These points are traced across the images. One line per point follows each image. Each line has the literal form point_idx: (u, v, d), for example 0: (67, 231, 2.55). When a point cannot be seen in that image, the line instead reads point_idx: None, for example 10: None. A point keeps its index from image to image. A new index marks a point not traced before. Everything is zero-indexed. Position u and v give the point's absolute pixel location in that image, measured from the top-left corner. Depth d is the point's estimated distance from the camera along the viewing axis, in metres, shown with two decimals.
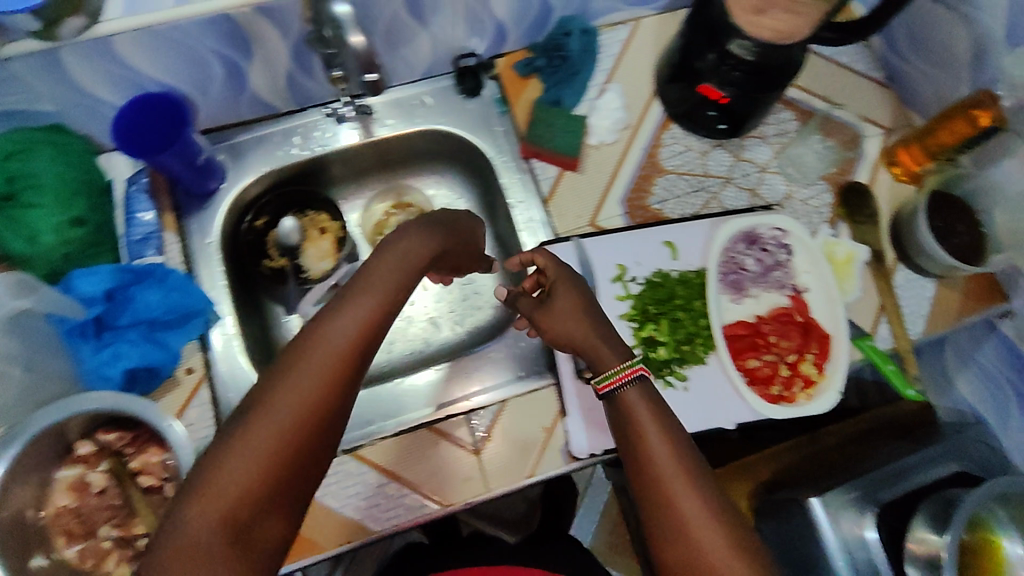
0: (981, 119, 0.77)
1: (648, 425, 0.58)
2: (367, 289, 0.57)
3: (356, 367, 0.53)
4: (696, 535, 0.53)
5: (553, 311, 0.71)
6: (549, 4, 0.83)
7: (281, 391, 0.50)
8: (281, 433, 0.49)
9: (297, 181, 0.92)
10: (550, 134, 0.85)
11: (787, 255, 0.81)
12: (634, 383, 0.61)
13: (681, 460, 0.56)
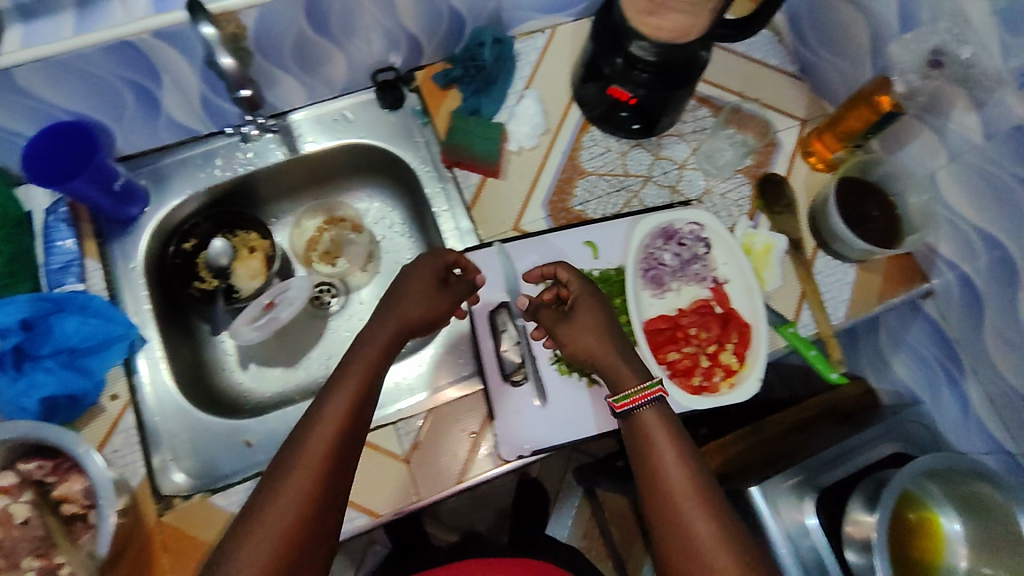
0: (881, 104, 0.79)
1: (661, 445, 0.62)
2: (341, 387, 0.62)
3: (349, 443, 0.60)
4: (707, 554, 0.56)
5: (573, 323, 0.72)
6: (460, 16, 0.84)
7: (288, 472, 0.56)
8: (277, 532, 0.54)
9: (227, 202, 0.92)
10: (468, 142, 0.87)
11: (705, 248, 0.83)
12: (652, 404, 0.64)
13: (691, 481, 0.60)
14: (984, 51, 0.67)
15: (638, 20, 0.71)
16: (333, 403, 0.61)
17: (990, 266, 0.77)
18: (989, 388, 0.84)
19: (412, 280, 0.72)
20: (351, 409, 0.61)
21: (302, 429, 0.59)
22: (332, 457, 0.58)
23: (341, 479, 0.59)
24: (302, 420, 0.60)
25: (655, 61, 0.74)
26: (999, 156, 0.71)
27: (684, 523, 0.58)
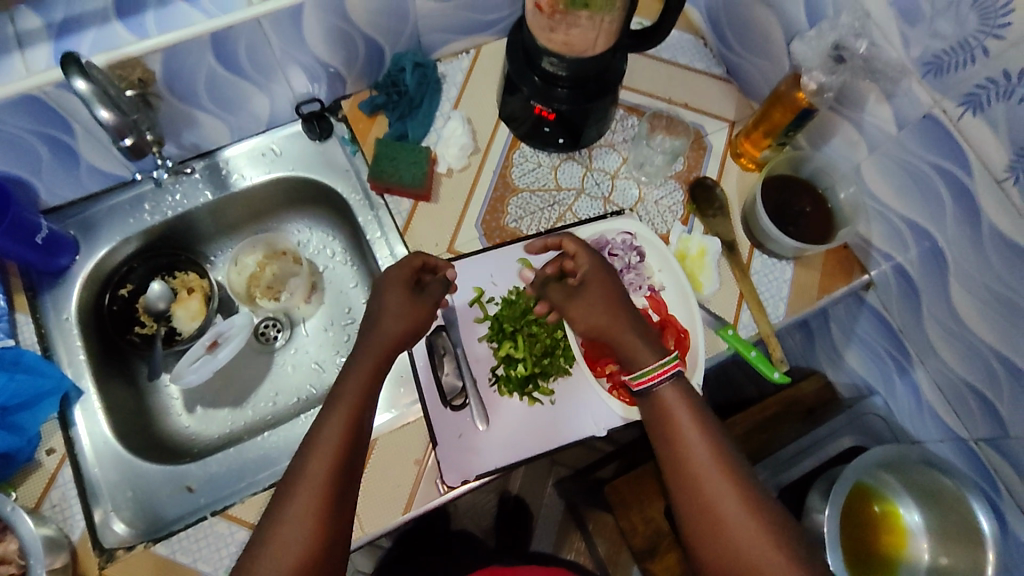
0: (798, 101, 0.78)
1: (682, 418, 0.62)
2: (334, 415, 0.61)
3: (345, 475, 0.59)
4: (734, 536, 0.56)
5: (585, 296, 0.70)
6: (378, 44, 0.85)
7: (288, 515, 0.56)
8: (287, 571, 0.54)
9: (162, 245, 0.92)
10: (394, 169, 0.85)
11: (638, 257, 0.82)
12: (672, 381, 0.64)
13: (714, 452, 0.60)
14: (886, 42, 0.68)
15: (545, 38, 0.72)
16: (327, 431, 0.60)
17: (921, 255, 0.78)
18: (936, 376, 0.83)
19: (386, 294, 0.69)
20: (345, 436, 0.60)
21: (300, 462, 0.59)
22: (331, 487, 0.58)
23: (344, 507, 0.59)
24: (301, 451, 0.60)
25: (569, 76, 0.74)
26: (914, 145, 0.71)
27: (709, 493, 0.58)
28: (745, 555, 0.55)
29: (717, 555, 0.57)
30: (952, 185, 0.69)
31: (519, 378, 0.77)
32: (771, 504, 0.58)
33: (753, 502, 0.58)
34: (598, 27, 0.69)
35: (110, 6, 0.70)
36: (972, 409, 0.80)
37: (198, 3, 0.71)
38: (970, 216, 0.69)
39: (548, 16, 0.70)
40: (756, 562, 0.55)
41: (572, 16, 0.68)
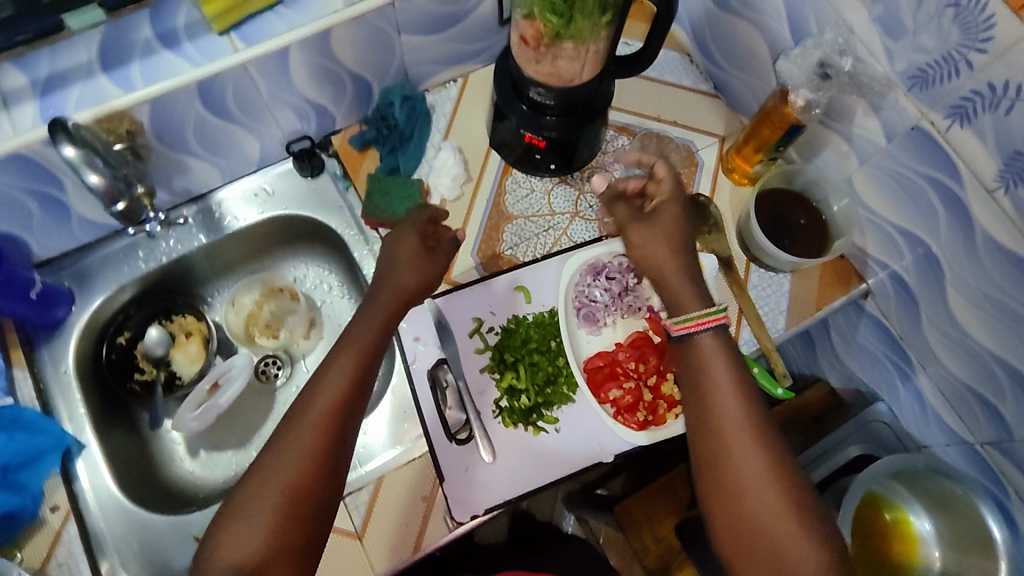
0: (784, 117, 0.78)
1: (717, 376, 0.62)
2: (341, 361, 0.64)
3: (345, 417, 0.61)
4: (748, 490, 0.57)
5: (651, 227, 0.73)
6: (365, 80, 0.85)
7: (283, 446, 0.59)
8: (277, 499, 0.57)
9: (158, 290, 0.91)
10: (387, 204, 0.85)
11: (635, 279, 0.81)
12: (712, 330, 0.64)
13: (746, 412, 0.60)
14: (870, 58, 0.68)
15: (531, 69, 0.73)
16: (332, 377, 0.63)
17: (917, 263, 0.78)
18: (939, 381, 0.83)
19: (400, 248, 0.73)
20: (343, 395, 0.62)
21: (301, 406, 0.61)
22: (325, 440, 0.59)
23: (336, 465, 0.60)
24: (295, 405, 0.62)
25: (556, 105, 0.75)
26: (904, 157, 0.72)
27: (731, 453, 0.59)
28: (760, 515, 0.56)
29: (731, 514, 0.57)
30: (943, 195, 0.69)
31: (523, 409, 0.76)
32: (793, 470, 0.58)
33: (775, 466, 0.58)
34: (584, 57, 0.69)
35: (94, 60, 0.69)
36: (976, 414, 0.80)
37: (183, 51, 0.71)
38: (963, 224, 0.69)
39: (535, 50, 0.70)
40: (767, 522, 0.56)
41: (557, 49, 0.68)
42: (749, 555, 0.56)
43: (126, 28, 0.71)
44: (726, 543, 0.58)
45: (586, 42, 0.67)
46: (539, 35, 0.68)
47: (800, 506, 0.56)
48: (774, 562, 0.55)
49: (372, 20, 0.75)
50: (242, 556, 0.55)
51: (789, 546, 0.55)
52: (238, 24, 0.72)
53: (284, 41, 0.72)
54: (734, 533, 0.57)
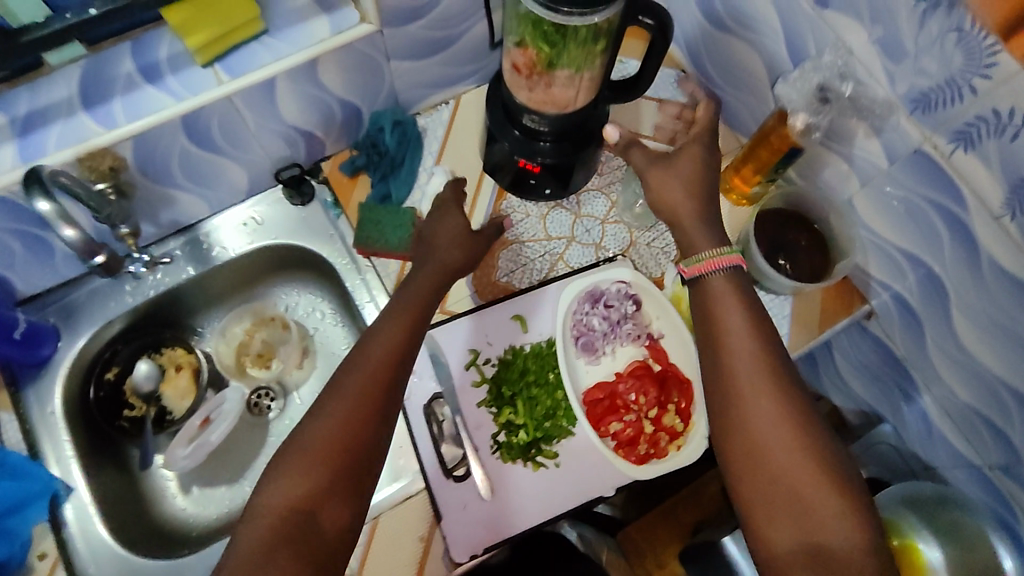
0: (782, 142, 0.77)
1: (729, 320, 0.60)
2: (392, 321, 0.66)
3: (397, 371, 0.63)
4: (764, 429, 0.55)
5: (674, 166, 0.69)
6: (355, 106, 0.83)
7: (336, 392, 0.60)
8: (331, 440, 0.57)
9: (147, 324, 0.89)
10: (379, 233, 0.84)
11: (634, 306, 0.80)
12: (724, 270, 0.62)
13: (759, 353, 0.58)
14: (871, 80, 0.67)
15: (524, 95, 0.71)
16: (382, 336, 0.64)
17: (920, 284, 0.76)
18: (945, 403, 0.82)
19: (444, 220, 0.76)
20: (390, 354, 0.63)
21: (353, 357, 0.63)
22: (376, 389, 0.60)
23: (380, 418, 0.60)
24: (340, 367, 0.62)
25: (551, 132, 0.73)
26: (906, 179, 0.70)
27: (744, 392, 0.57)
28: (775, 455, 0.54)
29: (746, 454, 0.56)
30: (947, 219, 0.68)
31: (522, 444, 0.75)
32: (810, 412, 0.56)
33: (792, 406, 0.56)
34: (578, 84, 0.68)
35: (75, 96, 0.67)
36: (984, 437, 0.78)
37: (166, 85, 0.68)
38: (968, 248, 0.67)
39: (529, 78, 0.68)
40: (786, 463, 0.54)
41: (550, 79, 0.66)
42: (764, 496, 0.54)
43: (107, 62, 0.69)
44: (739, 485, 0.56)
45: (580, 71, 0.65)
46: (531, 63, 0.66)
47: (815, 448, 0.54)
48: (788, 501, 0.53)
49: (361, 48, 0.74)
50: (285, 504, 0.54)
51: (807, 489, 0.53)
52: (222, 55, 0.70)
53: (271, 72, 0.70)
54: (747, 474, 0.55)
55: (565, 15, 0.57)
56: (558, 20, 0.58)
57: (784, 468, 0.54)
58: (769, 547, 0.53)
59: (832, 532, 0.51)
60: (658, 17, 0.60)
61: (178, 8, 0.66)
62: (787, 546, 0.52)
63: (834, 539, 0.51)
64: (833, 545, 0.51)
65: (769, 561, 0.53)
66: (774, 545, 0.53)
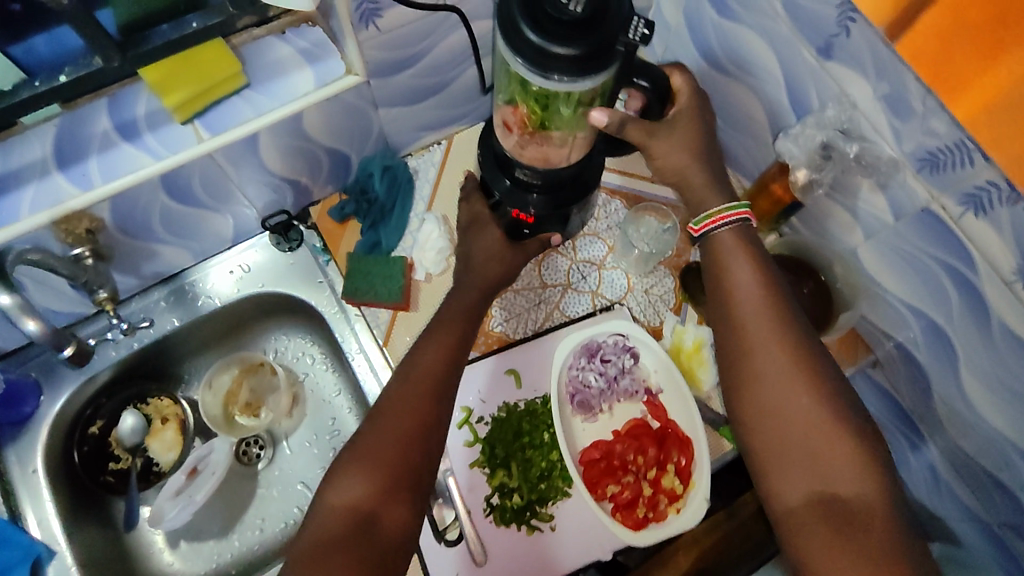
0: (782, 193, 0.78)
1: (736, 272, 0.61)
2: (443, 332, 0.70)
3: (449, 382, 0.66)
4: (772, 375, 0.57)
5: (667, 135, 0.67)
6: (343, 153, 0.80)
7: (394, 398, 0.64)
8: (391, 446, 0.60)
9: (131, 375, 0.87)
10: (369, 285, 0.82)
11: (632, 360, 0.77)
12: (731, 226, 0.63)
13: (771, 309, 0.59)
14: (876, 136, 0.64)
15: (514, 147, 0.69)
16: (433, 347, 0.68)
17: (925, 337, 0.74)
18: (952, 456, 0.79)
19: (482, 236, 0.77)
20: (442, 366, 0.67)
21: (409, 364, 0.67)
22: (431, 396, 0.64)
23: (437, 428, 0.63)
24: (396, 375, 0.66)
25: (544, 184, 0.70)
26: (914, 237, 0.67)
27: (755, 345, 0.58)
28: (788, 408, 0.56)
29: (759, 406, 0.57)
30: (957, 279, 0.65)
31: (516, 508, 0.73)
32: (823, 362, 0.57)
33: (801, 354, 0.57)
34: (571, 142, 0.67)
35: (49, 156, 0.65)
36: (993, 496, 0.75)
37: (144, 143, 0.66)
38: (979, 309, 0.65)
39: (523, 135, 0.66)
40: (796, 410, 0.55)
41: (542, 136, 0.65)
42: (777, 447, 0.56)
43: (83, 119, 0.66)
44: (753, 434, 0.57)
45: (573, 131, 0.65)
46: (522, 120, 0.64)
47: (829, 400, 0.55)
48: (801, 451, 0.55)
49: (347, 99, 0.71)
50: (351, 501, 0.57)
51: (816, 436, 0.54)
52: (201, 111, 0.67)
53: (254, 128, 0.67)
54: (760, 427, 0.57)
55: (557, 81, 0.54)
56: (549, 85, 0.55)
57: (795, 416, 0.55)
58: (778, 493, 0.55)
59: (843, 479, 0.53)
60: (654, 79, 0.60)
61: (159, 66, 0.64)
62: (798, 494, 0.54)
63: (842, 483, 0.53)
64: (844, 493, 0.52)
65: (778, 506, 0.55)
66: (786, 493, 0.55)
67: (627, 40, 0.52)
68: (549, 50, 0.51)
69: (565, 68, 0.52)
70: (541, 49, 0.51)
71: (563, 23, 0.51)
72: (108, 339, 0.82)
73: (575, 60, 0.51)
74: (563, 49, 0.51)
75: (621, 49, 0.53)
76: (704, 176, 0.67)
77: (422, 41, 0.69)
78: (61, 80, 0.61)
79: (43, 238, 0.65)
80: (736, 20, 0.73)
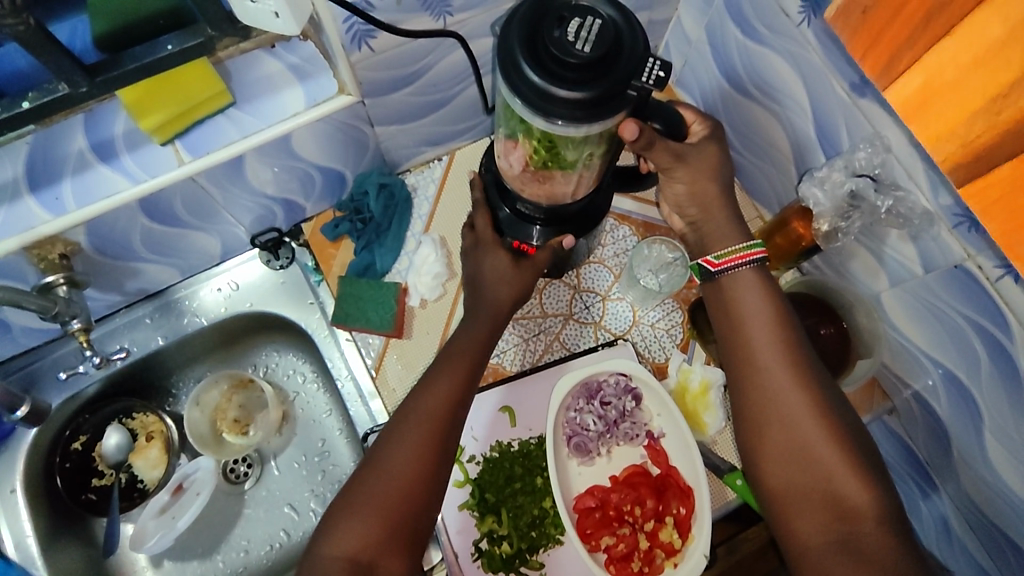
0: (804, 236, 0.73)
1: (750, 307, 0.58)
2: (455, 358, 0.63)
3: (458, 412, 0.60)
4: (789, 416, 0.54)
5: (694, 161, 0.61)
6: (337, 171, 0.76)
7: (399, 430, 0.58)
8: (395, 489, 0.56)
9: (113, 390, 0.85)
10: (360, 312, 0.78)
11: (633, 402, 0.73)
12: (753, 265, 0.59)
13: (789, 350, 0.56)
14: (910, 183, 0.58)
15: (520, 185, 0.64)
16: (445, 372, 0.62)
17: (944, 388, 0.67)
18: (963, 505, 0.70)
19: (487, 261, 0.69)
20: (453, 398, 0.60)
21: (417, 392, 0.61)
22: (440, 432, 0.58)
23: (441, 468, 0.58)
24: (403, 409, 0.60)
25: (547, 220, 0.66)
26: (942, 292, 0.62)
27: (774, 388, 0.55)
28: (809, 450, 0.53)
29: (777, 447, 0.54)
30: (988, 343, 0.60)
31: (505, 555, 0.70)
32: (836, 401, 0.55)
33: (817, 395, 0.54)
34: (578, 179, 0.62)
35: (21, 176, 0.61)
36: (1008, 556, 0.66)
37: (121, 165, 0.62)
38: (1011, 374, 0.59)
39: (525, 171, 0.61)
40: (816, 450, 0.53)
41: (546, 175, 0.60)
42: (796, 487, 0.53)
43: (58, 137, 0.61)
44: (771, 477, 0.55)
45: (579, 171, 0.60)
46: (524, 159, 0.59)
47: (845, 441, 0.53)
48: (820, 491, 0.52)
49: (339, 119, 0.66)
50: (350, 552, 0.53)
51: (837, 474, 0.52)
52: (183, 131, 0.62)
53: (238, 151, 0.62)
54: (774, 466, 0.54)
55: (561, 126, 0.49)
56: (555, 129, 0.50)
57: (814, 457, 0.53)
58: (798, 538, 0.52)
59: (865, 515, 0.50)
60: (668, 120, 0.57)
61: (137, 86, 0.59)
62: (818, 536, 0.51)
63: (865, 522, 0.50)
64: (865, 532, 0.49)
65: (798, 553, 0.52)
66: (805, 535, 0.52)
67: (639, 83, 0.47)
68: (551, 92, 0.46)
69: (568, 113, 0.47)
70: (542, 91, 0.46)
71: (567, 66, 0.45)
72: (79, 372, 0.77)
73: (581, 104, 0.46)
74: (568, 92, 0.46)
75: (633, 94, 0.48)
76: (715, 224, 0.63)
77: (421, 60, 0.64)
78: (24, 108, 0.56)
79: (14, 262, 0.62)
80: (761, 42, 0.67)
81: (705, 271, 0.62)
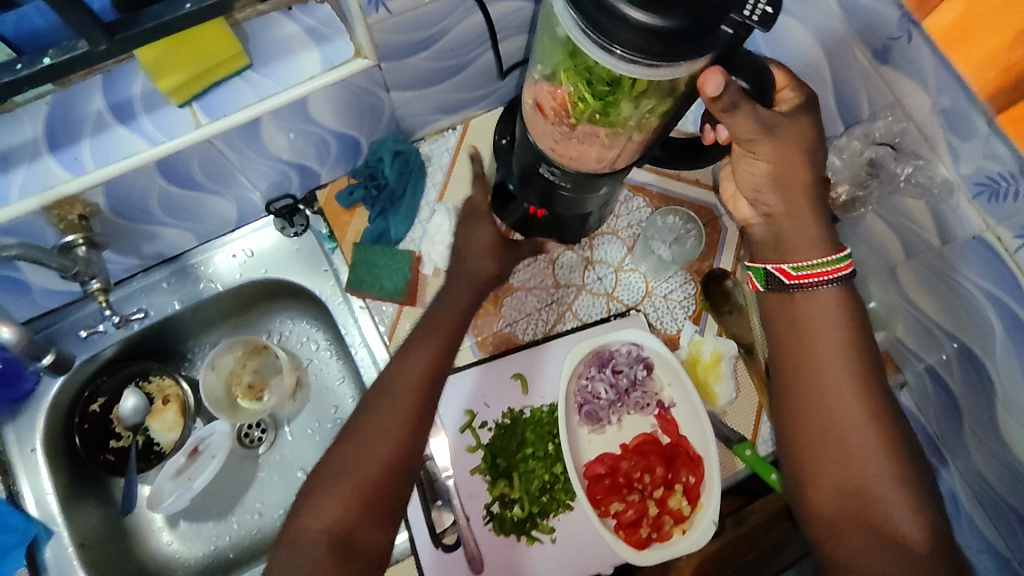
0: None
1: (821, 329, 0.57)
2: (430, 338, 0.64)
3: (431, 392, 0.61)
4: (850, 446, 0.55)
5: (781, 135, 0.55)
6: (353, 137, 0.76)
7: (375, 411, 0.60)
8: (373, 468, 0.57)
9: (132, 352, 0.86)
10: (374, 279, 0.79)
11: (644, 372, 0.73)
12: (839, 282, 0.56)
13: (856, 376, 0.56)
14: (930, 152, 0.58)
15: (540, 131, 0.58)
16: (415, 352, 0.63)
17: (958, 361, 0.66)
18: (972, 479, 0.70)
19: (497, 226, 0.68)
20: (427, 377, 0.61)
21: (390, 372, 0.62)
22: (416, 411, 0.60)
23: (417, 446, 0.59)
24: (377, 387, 0.62)
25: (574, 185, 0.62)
26: (959, 264, 0.61)
27: (839, 418, 0.55)
28: (865, 481, 0.54)
29: (832, 475, 0.55)
30: (1003, 315, 0.59)
31: (516, 519, 0.72)
32: (898, 434, 0.55)
33: (882, 427, 0.55)
34: (624, 142, 0.56)
35: (40, 137, 0.61)
36: (1015, 529, 0.66)
37: (139, 127, 0.62)
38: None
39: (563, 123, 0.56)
40: (872, 481, 0.54)
41: (586, 127, 0.54)
42: (845, 514, 0.54)
43: (76, 100, 0.62)
44: (820, 499, 0.56)
45: (630, 131, 0.55)
46: (564, 106, 0.54)
47: (904, 473, 0.54)
48: (870, 520, 0.53)
49: (355, 83, 0.66)
50: (325, 528, 0.55)
51: (892, 505, 0.53)
52: (200, 93, 0.62)
53: (256, 112, 0.62)
54: (827, 491, 0.55)
55: (622, 58, 0.44)
56: (619, 65, 0.45)
57: (872, 489, 0.54)
58: (842, 561, 0.54)
59: (914, 549, 0.52)
60: (754, 77, 0.50)
61: (154, 47, 0.59)
62: (865, 562, 0.53)
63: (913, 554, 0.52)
64: (913, 563, 0.51)
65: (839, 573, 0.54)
66: (849, 557, 0.54)
67: (738, 17, 0.41)
68: (617, 9, 0.41)
69: (631, 40, 0.41)
70: (608, 7, 0.41)
71: None
72: (99, 330, 0.79)
73: (647, 30, 0.41)
74: (637, 10, 0.40)
75: (727, 32, 0.42)
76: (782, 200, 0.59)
77: (441, 22, 0.63)
78: (46, 64, 0.55)
79: (34, 222, 0.62)
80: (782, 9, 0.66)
81: (777, 279, 0.59)
